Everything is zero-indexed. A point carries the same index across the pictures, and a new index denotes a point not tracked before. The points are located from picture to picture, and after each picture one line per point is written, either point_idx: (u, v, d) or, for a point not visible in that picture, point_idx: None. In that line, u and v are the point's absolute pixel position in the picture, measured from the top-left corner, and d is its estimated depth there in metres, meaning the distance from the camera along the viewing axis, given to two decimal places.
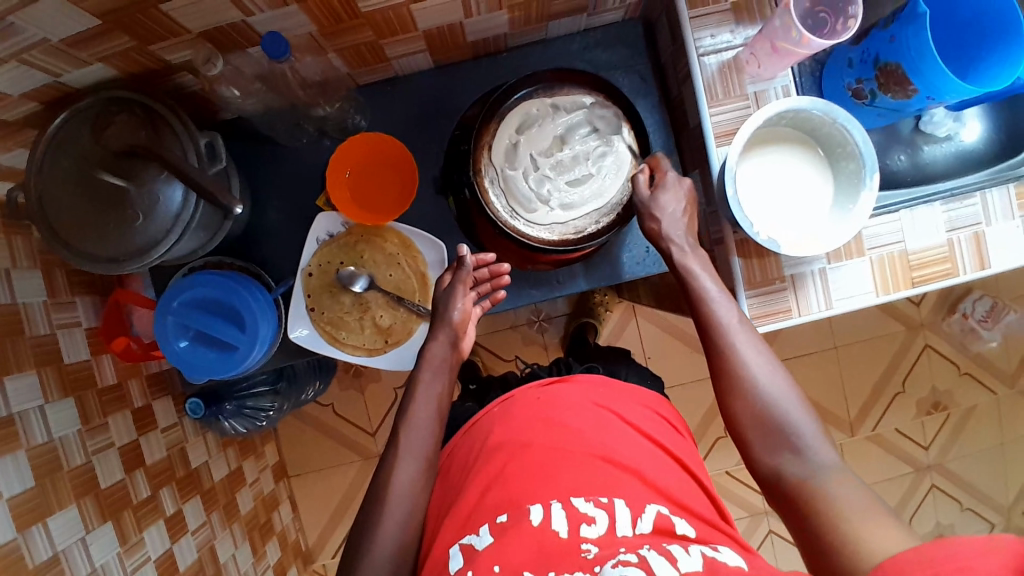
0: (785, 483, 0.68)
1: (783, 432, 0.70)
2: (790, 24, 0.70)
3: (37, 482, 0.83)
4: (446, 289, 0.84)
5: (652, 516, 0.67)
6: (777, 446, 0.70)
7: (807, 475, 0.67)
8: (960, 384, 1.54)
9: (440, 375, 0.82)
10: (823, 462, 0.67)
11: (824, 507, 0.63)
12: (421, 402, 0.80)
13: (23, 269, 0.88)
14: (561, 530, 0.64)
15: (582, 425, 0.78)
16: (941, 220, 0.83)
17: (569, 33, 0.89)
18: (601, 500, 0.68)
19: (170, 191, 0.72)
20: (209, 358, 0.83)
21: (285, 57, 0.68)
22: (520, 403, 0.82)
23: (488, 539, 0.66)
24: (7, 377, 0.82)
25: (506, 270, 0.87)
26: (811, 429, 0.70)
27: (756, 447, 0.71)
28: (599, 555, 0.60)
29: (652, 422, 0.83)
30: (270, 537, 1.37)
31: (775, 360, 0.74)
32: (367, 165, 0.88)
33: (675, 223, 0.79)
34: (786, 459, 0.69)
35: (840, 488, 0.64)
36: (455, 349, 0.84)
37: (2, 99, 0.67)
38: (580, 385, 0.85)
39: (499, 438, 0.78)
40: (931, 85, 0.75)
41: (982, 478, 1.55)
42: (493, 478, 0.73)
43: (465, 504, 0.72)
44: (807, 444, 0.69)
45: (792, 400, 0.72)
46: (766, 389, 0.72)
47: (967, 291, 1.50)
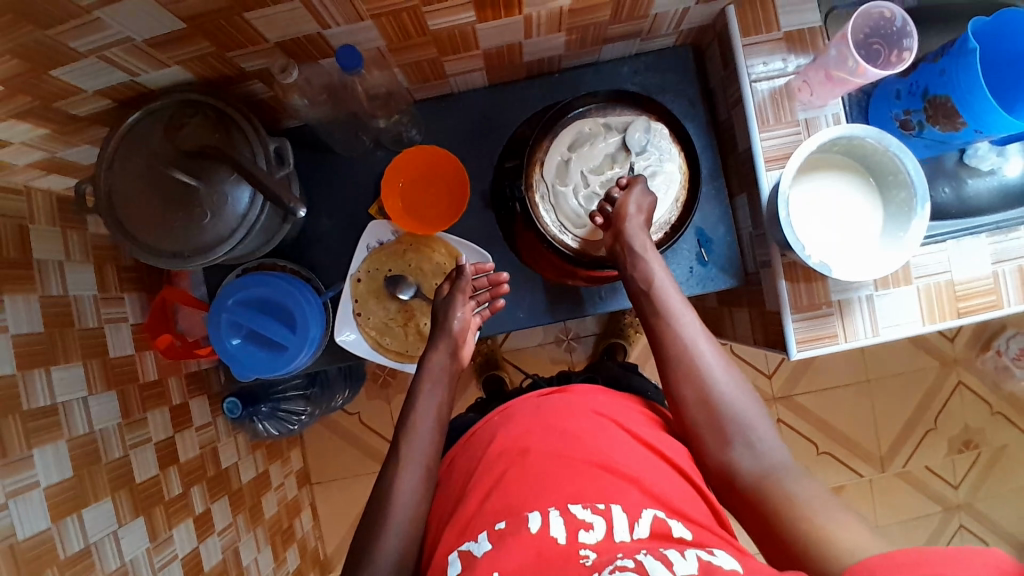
0: (740, 479, 0.69)
1: (733, 422, 0.72)
2: (846, 53, 0.73)
3: (75, 473, 0.85)
4: (446, 298, 0.86)
5: (649, 521, 0.65)
6: (728, 439, 0.71)
7: (759, 468, 0.69)
8: (992, 423, 1.51)
9: (439, 384, 0.82)
10: (772, 457, 0.69)
11: (783, 498, 0.65)
12: (421, 413, 0.80)
13: (76, 262, 0.91)
14: (558, 536, 0.62)
15: (581, 431, 0.75)
16: (987, 252, 0.83)
17: (621, 56, 0.91)
18: (599, 506, 0.65)
19: (239, 192, 0.74)
20: (259, 358, 0.85)
21: (358, 69, 0.70)
22: (522, 413, 0.80)
23: (487, 546, 0.64)
24: (52, 367, 0.84)
25: (503, 278, 0.89)
26: (763, 425, 0.72)
27: (709, 439, 0.72)
28: (597, 561, 0.59)
29: (648, 426, 0.80)
30: (290, 543, 1.37)
31: (721, 349, 0.77)
32: (419, 177, 0.90)
33: (637, 224, 0.80)
34: (737, 451, 0.70)
35: (799, 483, 0.66)
36: (454, 359, 0.85)
37: (75, 94, 0.70)
38: (578, 395, 0.82)
39: (502, 445, 0.76)
40: (980, 120, 0.76)
41: (1014, 522, 1.52)
42: (494, 485, 0.71)
43: (464, 512, 0.71)
44: (758, 438, 0.71)
45: (744, 394, 0.74)
46: (717, 377, 0.74)
47: (1001, 328, 1.47)
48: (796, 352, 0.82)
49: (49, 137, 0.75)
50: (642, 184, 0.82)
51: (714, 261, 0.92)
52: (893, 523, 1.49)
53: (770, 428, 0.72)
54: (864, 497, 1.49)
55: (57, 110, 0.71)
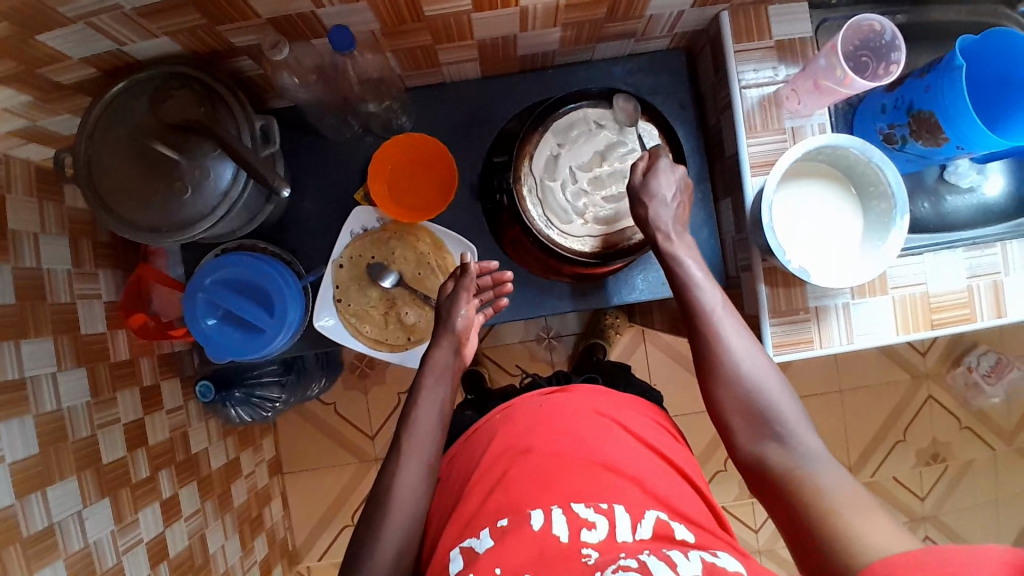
0: (771, 472, 0.68)
1: (767, 421, 0.70)
2: (834, 63, 0.73)
3: (40, 450, 0.83)
4: (450, 296, 0.85)
5: (651, 522, 0.66)
6: (762, 434, 0.70)
7: (793, 464, 0.67)
8: (960, 437, 1.55)
9: (443, 380, 0.81)
10: (805, 448, 0.68)
11: (811, 494, 0.63)
12: (424, 408, 0.79)
13: (51, 235, 0.89)
14: (561, 534, 0.64)
15: (583, 431, 0.77)
16: (962, 266, 0.85)
17: (615, 56, 0.92)
18: (601, 506, 0.67)
19: (221, 169, 0.73)
20: (234, 339, 0.84)
21: (350, 50, 0.70)
22: (522, 411, 0.81)
23: (489, 543, 0.65)
24: (22, 340, 0.82)
25: (507, 278, 0.89)
26: (795, 418, 0.70)
27: (742, 436, 0.71)
28: (599, 560, 0.60)
29: (653, 429, 0.82)
30: (259, 532, 1.35)
31: (757, 346, 0.74)
32: (406, 165, 0.89)
33: (666, 211, 0.79)
34: (770, 448, 0.69)
35: (830, 477, 0.64)
36: (458, 356, 0.84)
37: (61, 61, 0.68)
38: (581, 395, 0.83)
39: (502, 444, 0.77)
40: (962, 134, 0.78)
41: (977, 535, 1.55)
42: (495, 482, 0.72)
43: (465, 509, 0.71)
44: (791, 433, 0.68)
45: (778, 386, 0.71)
46: (750, 376, 0.71)
47: (972, 345, 1.51)
48: (773, 355, 0.83)
49: (31, 104, 0.73)
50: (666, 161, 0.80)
51: None
52: None
53: (802, 420, 0.70)
54: None
55: (41, 77, 0.70)
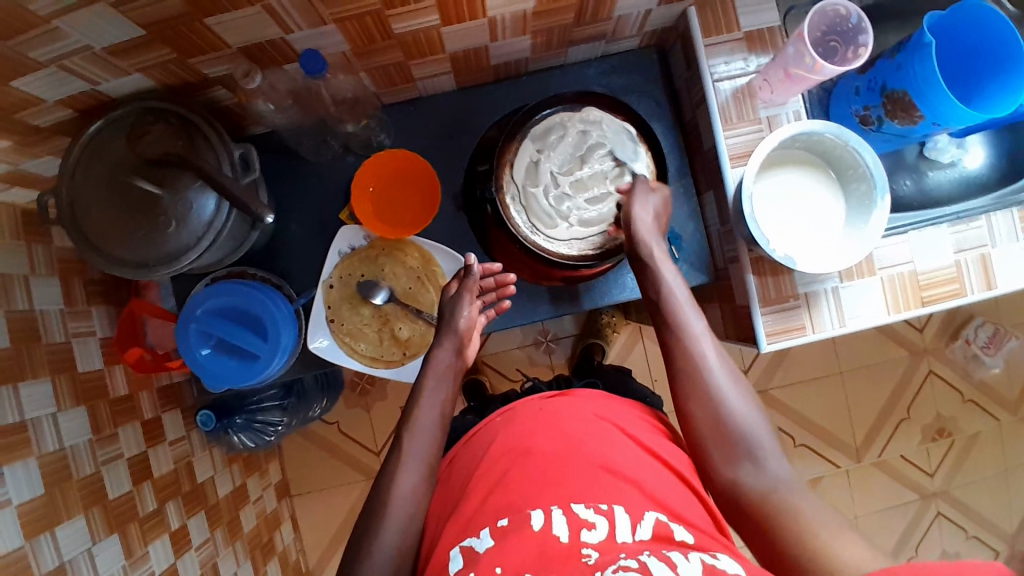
0: (744, 496, 0.69)
1: (743, 442, 0.71)
2: (802, 50, 0.73)
3: (46, 490, 0.83)
4: (453, 297, 0.85)
5: (651, 524, 0.66)
6: (734, 456, 0.70)
7: (768, 487, 0.68)
8: (964, 410, 1.55)
9: (443, 382, 0.82)
10: (778, 474, 0.69)
11: (787, 522, 0.64)
12: (426, 408, 0.79)
13: (41, 277, 0.90)
14: (562, 534, 0.64)
15: (582, 434, 0.77)
16: (949, 242, 0.86)
17: (587, 58, 0.92)
18: (601, 507, 0.67)
19: (203, 200, 0.73)
20: (230, 367, 0.84)
21: (322, 73, 0.70)
22: (522, 414, 0.81)
23: (489, 542, 0.65)
24: (20, 383, 0.82)
25: (511, 280, 0.89)
26: (769, 442, 0.71)
27: (715, 457, 0.72)
28: (599, 560, 0.60)
29: (650, 432, 0.82)
30: (271, 556, 1.35)
31: (736, 370, 0.75)
32: (388, 181, 0.90)
33: (647, 228, 0.81)
34: (745, 470, 0.70)
35: (804, 504, 0.65)
36: (460, 357, 0.84)
37: (37, 104, 0.68)
38: (580, 399, 0.83)
39: (502, 446, 0.77)
40: (936, 111, 0.78)
41: (988, 507, 1.55)
42: (494, 485, 0.73)
43: (465, 511, 0.72)
44: (764, 455, 0.70)
45: (753, 412, 0.72)
46: (728, 399, 0.73)
47: (969, 317, 1.52)
48: (767, 345, 0.83)
49: (11, 149, 0.74)
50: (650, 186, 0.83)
51: (685, 258, 0.93)
52: (873, 511, 1.52)
53: (775, 444, 0.71)
54: (842, 486, 1.52)
55: (18, 121, 0.70)
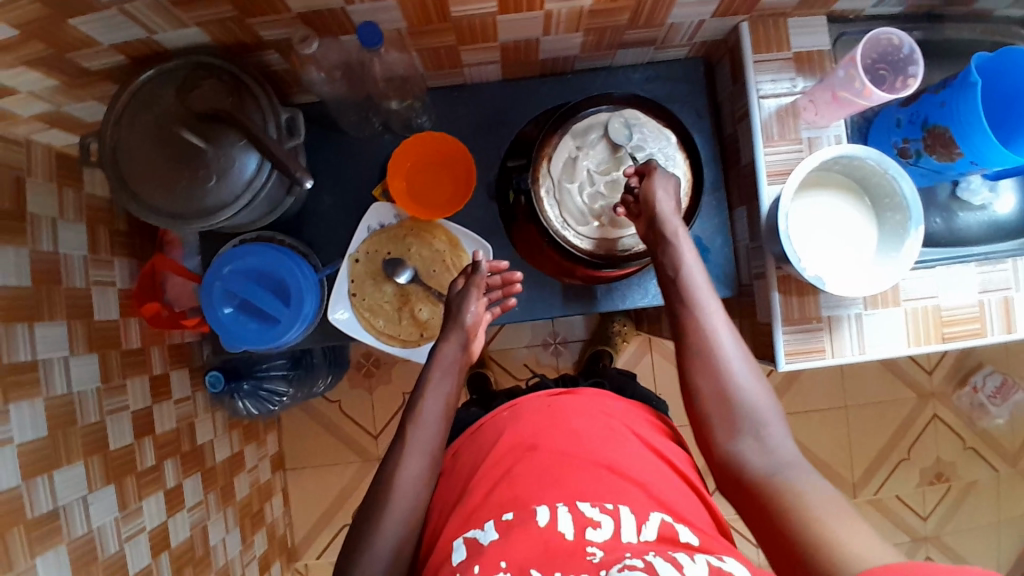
0: (747, 469, 0.68)
1: (747, 418, 0.71)
2: (853, 74, 0.74)
3: (50, 432, 0.83)
4: (460, 292, 0.86)
5: (656, 524, 0.66)
6: (737, 429, 0.71)
7: (768, 464, 0.67)
8: (964, 457, 1.54)
9: (449, 375, 0.81)
10: (781, 452, 0.68)
11: (786, 500, 0.63)
12: (430, 401, 0.79)
13: (69, 221, 0.90)
14: (566, 532, 0.64)
15: (589, 432, 0.77)
16: (975, 280, 0.86)
17: (634, 63, 0.93)
18: (607, 506, 0.67)
19: (246, 158, 0.74)
20: (249, 328, 0.85)
21: (377, 46, 0.71)
22: (529, 410, 0.81)
23: (494, 535, 0.65)
24: (36, 323, 0.83)
25: (518, 278, 0.89)
26: (775, 420, 0.71)
27: (719, 430, 0.72)
28: (604, 559, 0.60)
29: (656, 434, 0.82)
30: (258, 527, 1.35)
31: (747, 351, 0.75)
32: (424, 163, 0.91)
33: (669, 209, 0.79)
34: (747, 445, 0.70)
35: (806, 481, 0.65)
36: (465, 351, 0.85)
37: (90, 46, 0.69)
38: (586, 397, 0.83)
39: (512, 438, 0.77)
40: (976, 151, 0.79)
41: (978, 558, 1.54)
42: (500, 478, 0.73)
43: (469, 501, 0.72)
44: (767, 432, 0.70)
45: (761, 390, 0.72)
46: (736, 375, 0.73)
47: (978, 365, 1.52)
48: (784, 363, 0.83)
49: (58, 88, 0.75)
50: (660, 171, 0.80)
51: (710, 270, 0.93)
52: None
53: (782, 422, 0.71)
54: None
55: (70, 62, 0.71)
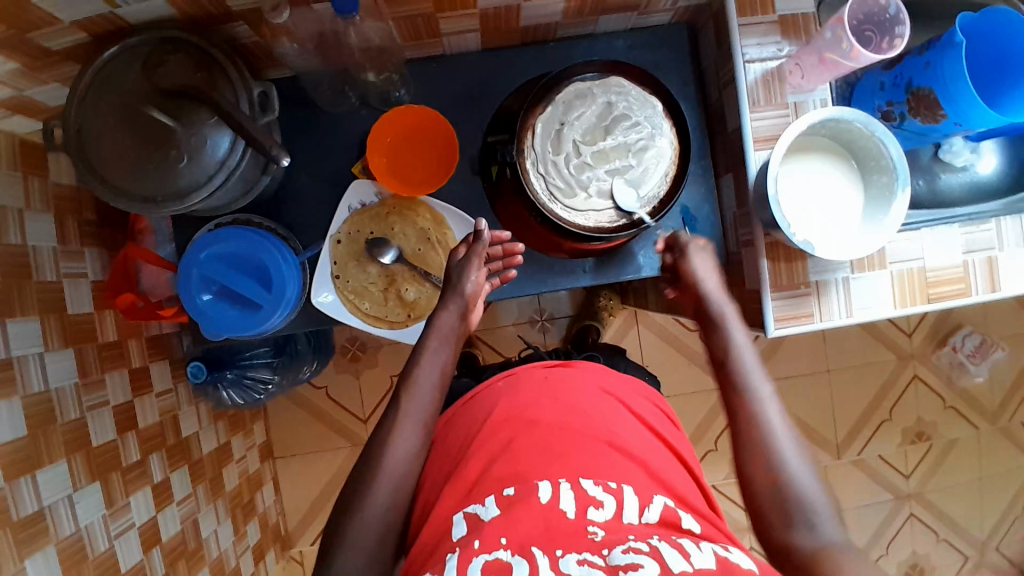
0: (797, 559, 0.64)
1: (799, 505, 0.66)
2: (841, 35, 0.73)
3: (29, 432, 0.80)
4: (461, 261, 0.83)
5: (659, 507, 0.67)
6: (788, 518, 0.66)
7: (822, 552, 0.63)
8: (944, 416, 1.58)
9: (446, 344, 0.80)
10: (835, 541, 0.64)
11: None
12: (425, 370, 0.77)
13: (36, 212, 0.86)
14: (568, 510, 0.64)
15: (589, 409, 0.76)
16: (959, 241, 0.87)
17: (616, 30, 0.91)
18: (610, 485, 0.67)
19: (218, 137, 0.71)
20: (230, 315, 0.82)
21: (352, 13, 0.68)
22: (525, 381, 0.80)
23: (495, 511, 0.65)
24: (8, 320, 0.79)
25: (518, 250, 0.89)
26: (827, 509, 0.66)
27: (770, 520, 0.67)
28: (606, 538, 0.61)
29: (653, 413, 0.82)
30: (251, 517, 1.33)
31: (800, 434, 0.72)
32: (405, 139, 0.88)
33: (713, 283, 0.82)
34: (799, 532, 0.65)
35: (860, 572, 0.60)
36: (463, 321, 0.83)
37: (51, 24, 0.65)
38: (583, 371, 0.82)
39: (505, 413, 0.76)
40: (960, 111, 0.79)
41: (958, 512, 1.59)
42: (498, 451, 0.72)
43: (467, 472, 0.71)
44: (821, 519, 0.65)
45: (813, 479, 0.68)
46: (789, 460, 0.69)
47: (957, 326, 1.55)
48: (773, 330, 0.84)
49: (19, 72, 0.70)
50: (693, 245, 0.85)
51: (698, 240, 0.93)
52: (848, 509, 1.56)
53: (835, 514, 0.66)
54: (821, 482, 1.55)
55: (29, 42, 0.66)
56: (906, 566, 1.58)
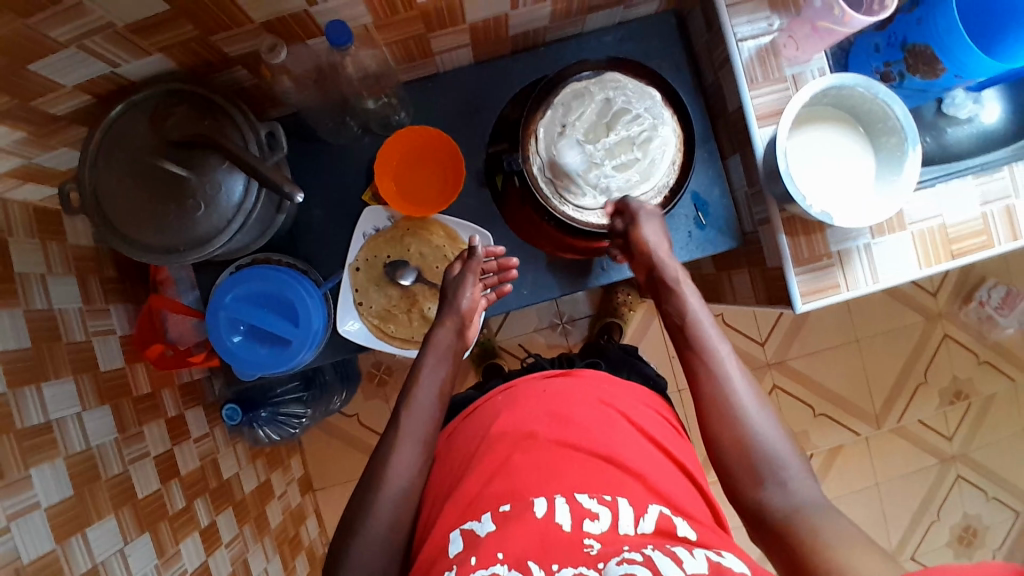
0: (767, 518, 0.66)
1: (767, 464, 0.68)
2: (831, 3, 0.75)
3: (75, 491, 0.81)
4: (457, 276, 0.85)
5: (654, 517, 0.66)
6: (757, 476, 0.68)
7: (792, 509, 0.65)
8: (980, 372, 1.55)
9: (443, 362, 0.81)
10: (804, 497, 0.66)
11: (809, 540, 0.61)
12: (424, 387, 0.79)
13: (58, 275, 0.88)
14: (564, 523, 0.63)
15: (589, 422, 0.76)
16: (975, 193, 0.85)
17: (605, 26, 0.92)
18: (605, 498, 0.66)
19: (231, 182, 0.72)
20: (261, 354, 0.83)
21: (347, 45, 0.69)
22: (526, 395, 0.81)
23: (490, 526, 0.64)
24: (43, 383, 0.81)
25: (513, 263, 0.89)
26: (794, 460, 0.68)
27: (739, 480, 0.69)
28: (602, 551, 0.59)
29: (655, 422, 0.81)
30: (299, 551, 1.34)
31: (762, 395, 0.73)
32: (410, 161, 0.89)
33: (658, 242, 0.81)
34: (769, 491, 0.67)
35: (828, 520, 0.62)
36: (461, 338, 0.84)
37: (54, 89, 0.67)
38: (584, 380, 0.83)
39: (505, 427, 0.77)
40: (958, 62, 0.78)
41: (1006, 467, 1.57)
42: (496, 468, 0.71)
43: (464, 492, 0.70)
44: (790, 477, 0.67)
45: (779, 437, 0.70)
46: (754, 420, 0.71)
47: (981, 280, 1.52)
48: (801, 305, 0.83)
49: (26, 140, 0.72)
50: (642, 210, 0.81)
51: (713, 224, 0.93)
52: (893, 478, 1.54)
53: (803, 466, 0.68)
54: (862, 454, 1.53)
55: (35, 110, 0.68)
56: (960, 529, 1.56)
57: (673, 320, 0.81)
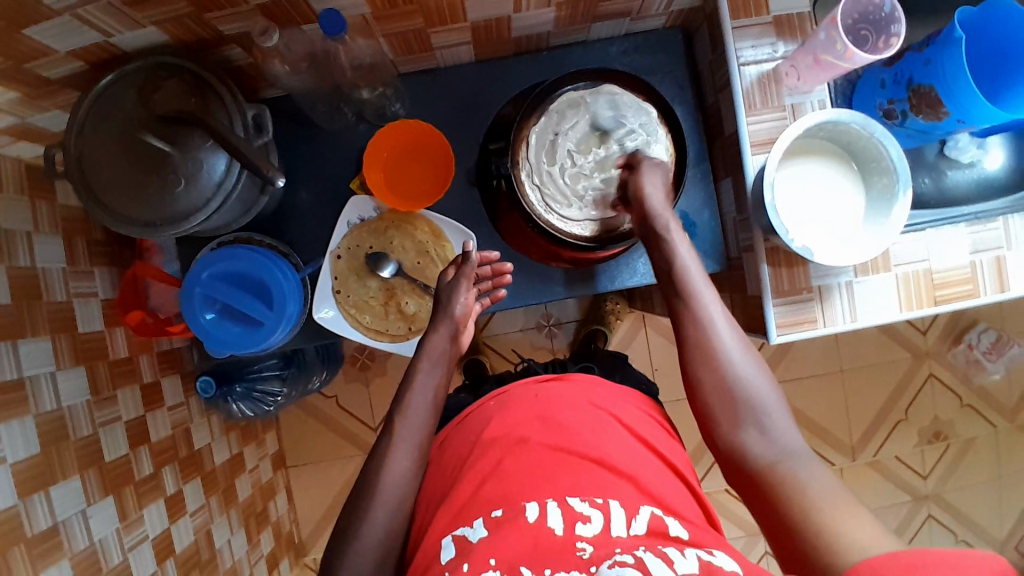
0: (750, 461, 0.68)
1: (748, 406, 0.69)
2: (835, 36, 0.72)
3: (42, 449, 0.82)
4: (449, 282, 0.83)
5: (646, 518, 0.66)
6: (740, 422, 0.69)
7: (774, 457, 0.67)
8: (961, 415, 1.55)
9: (438, 364, 0.79)
10: (786, 442, 0.67)
11: (794, 492, 0.63)
12: (419, 391, 0.77)
13: (44, 234, 0.88)
14: (556, 528, 0.63)
15: (577, 425, 0.76)
16: (965, 242, 0.84)
17: (611, 36, 0.91)
18: (596, 501, 0.66)
19: (214, 160, 0.72)
20: (234, 333, 0.83)
21: (341, 34, 0.69)
22: (516, 399, 0.80)
23: (483, 532, 0.65)
24: (20, 340, 0.81)
25: (507, 269, 0.89)
26: (776, 407, 0.69)
27: (721, 424, 0.70)
28: (594, 554, 0.59)
29: (646, 424, 0.81)
30: (264, 526, 1.35)
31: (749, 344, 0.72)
32: (401, 153, 0.89)
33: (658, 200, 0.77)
34: (750, 436, 0.68)
35: (808, 471, 0.64)
36: (454, 343, 0.82)
37: (47, 54, 0.66)
38: (574, 385, 0.82)
39: (498, 430, 0.76)
40: (962, 107, 0.77)
41: (978, 511, 1.56)
42: (488, 473, 0.72)
43: (457, 496, 0.71)
44: (771, 422, 0.68)
45: (763, 380, 0.70)
46: (738, 366, 0.70)
47: (973, 322, 1.51)
48: (776, 336, 0.83)
49: (20, 100, 0.71)
50: (647, 162, 0.79)
51: (699, 245, 0.92)
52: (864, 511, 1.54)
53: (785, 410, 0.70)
54: None
55: (28, 73, 0.68)
56: None
57: (663, 266, 0.77)
